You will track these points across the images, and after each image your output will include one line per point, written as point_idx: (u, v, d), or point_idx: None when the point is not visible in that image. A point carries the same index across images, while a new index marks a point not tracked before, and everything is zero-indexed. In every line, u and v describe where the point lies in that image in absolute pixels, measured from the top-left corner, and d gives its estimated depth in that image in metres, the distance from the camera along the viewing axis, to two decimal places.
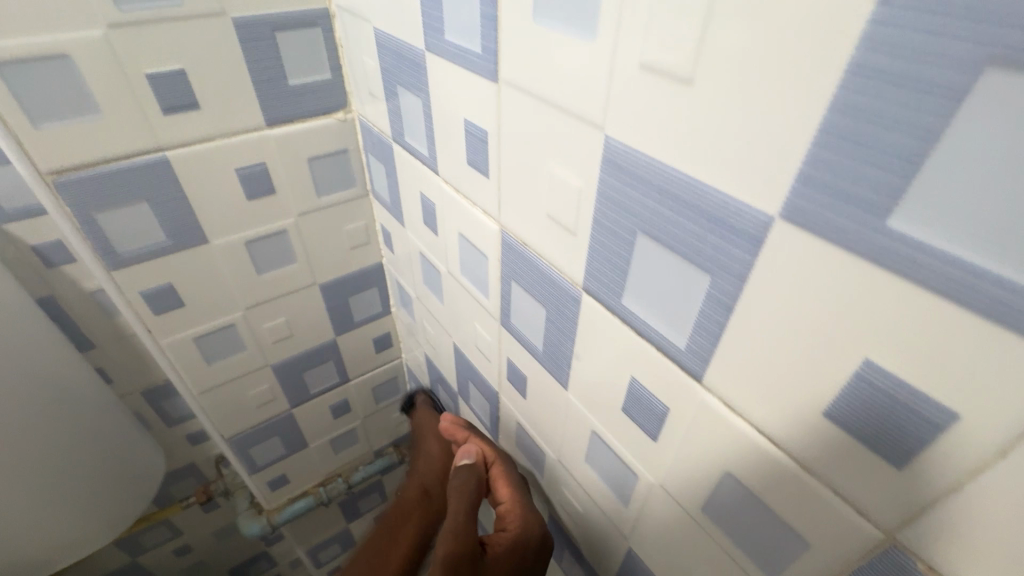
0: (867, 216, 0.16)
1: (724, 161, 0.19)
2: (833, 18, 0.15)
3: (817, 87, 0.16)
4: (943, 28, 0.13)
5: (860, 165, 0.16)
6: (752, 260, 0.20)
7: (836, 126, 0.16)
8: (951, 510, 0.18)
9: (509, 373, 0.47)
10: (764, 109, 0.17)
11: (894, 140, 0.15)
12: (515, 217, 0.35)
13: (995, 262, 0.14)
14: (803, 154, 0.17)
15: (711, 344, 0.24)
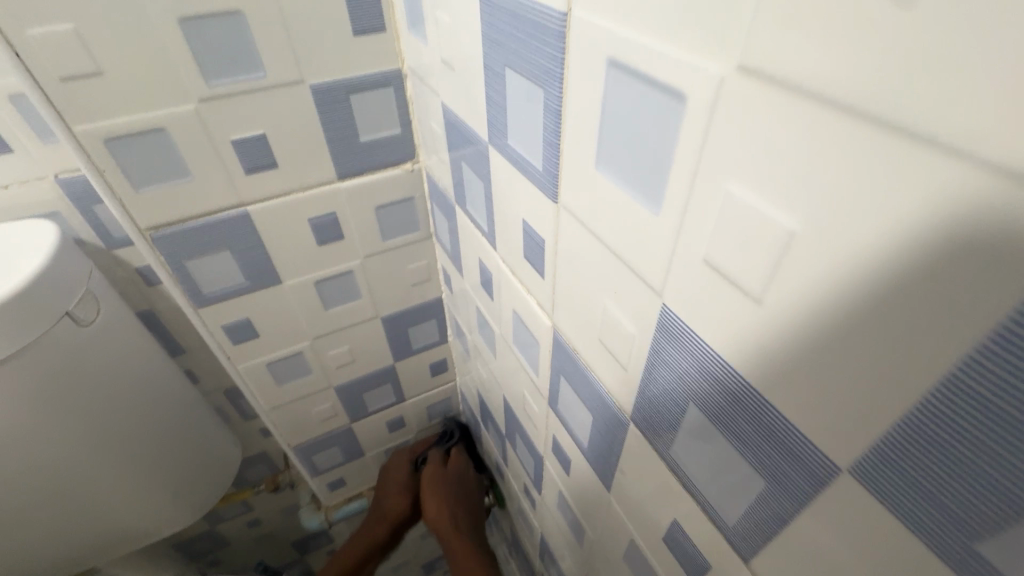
0: (953, 522, 0.15)
1: (797, 393, 0.18)
2: (934, 337, 0.13)
3: (909, 387, 0.15)
4: None
5: (949, 477, 0.15)
6: (819, 490, 0.19)
7: (930, 434, 0.15)
8: None
9: (555, 448, 0.47)
10: (845, 373, 0.16)
11: (992, 478, 0.14)
12: (568, 324, 0.34)
13: None
14: (885, 438, 0.16)
15: (763, 536, 0.23)
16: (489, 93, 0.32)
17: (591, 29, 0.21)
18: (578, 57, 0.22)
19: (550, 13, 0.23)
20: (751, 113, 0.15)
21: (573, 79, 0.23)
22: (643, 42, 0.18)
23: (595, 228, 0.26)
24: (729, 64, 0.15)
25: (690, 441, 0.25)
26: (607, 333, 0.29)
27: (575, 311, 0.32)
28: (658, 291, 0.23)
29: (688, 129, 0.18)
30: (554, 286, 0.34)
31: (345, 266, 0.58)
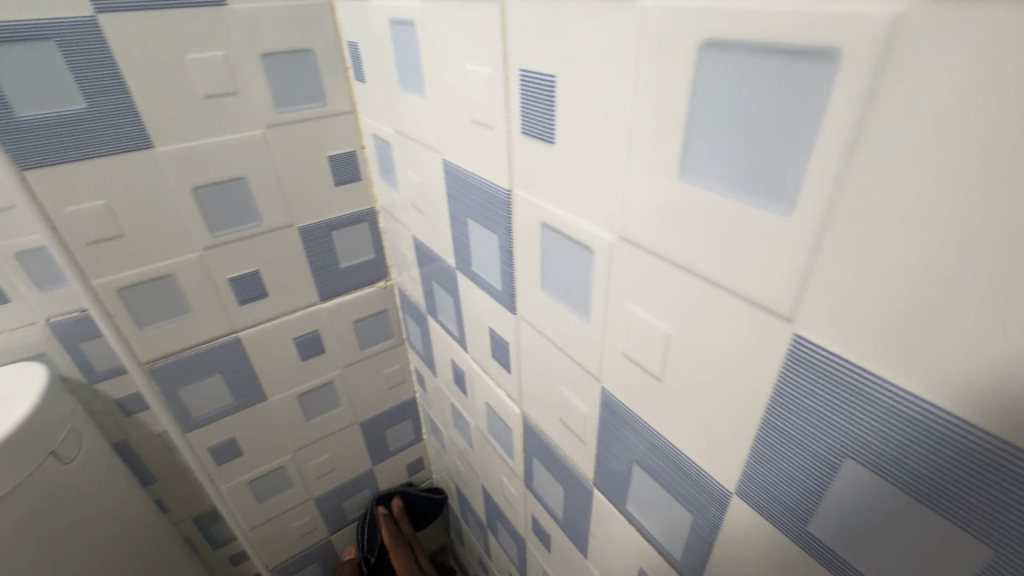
0: (794, 523, 0.22)
1: (685, 440, 0.26)
2: (737, 391, 0.22)
3: (736, 423, 0.22)
4: (806, 432, 0.20)
5: (774, 486, 0.22)
6: (715, 507, 0.26)
7: (755, 456, 0.22)
8: None
9: (534, 527, 0.51)
10: (705, 419, 0.24)
11: (794, 484, 0.21)
12: (533, 410, 0.41)
13: (858, 565, 0.20)
14: (737, 464, 0.23)
15: (692, 553, 0.29)
16: (455, 234, 0.41)
17: (526, 201, 0.30)
18: (520, 218, 0.32)
19: (498, 188, 0.33)
20: (634, 260, 0.24)
21: (519, 231, 0.32)
22: (561, 214, 0.28)
23: (547, 333, 0.34)
24: (615, 232, 0.24)
25: (641, 493, 0.31)
26: (566, 412, 0.36)
27: (540, 398, 0.39)
28: (598, 377, 0.30)
29: (597, 268, 0.27)
30: (518, 379, 0.41)
31: (326, 378, 0.63)
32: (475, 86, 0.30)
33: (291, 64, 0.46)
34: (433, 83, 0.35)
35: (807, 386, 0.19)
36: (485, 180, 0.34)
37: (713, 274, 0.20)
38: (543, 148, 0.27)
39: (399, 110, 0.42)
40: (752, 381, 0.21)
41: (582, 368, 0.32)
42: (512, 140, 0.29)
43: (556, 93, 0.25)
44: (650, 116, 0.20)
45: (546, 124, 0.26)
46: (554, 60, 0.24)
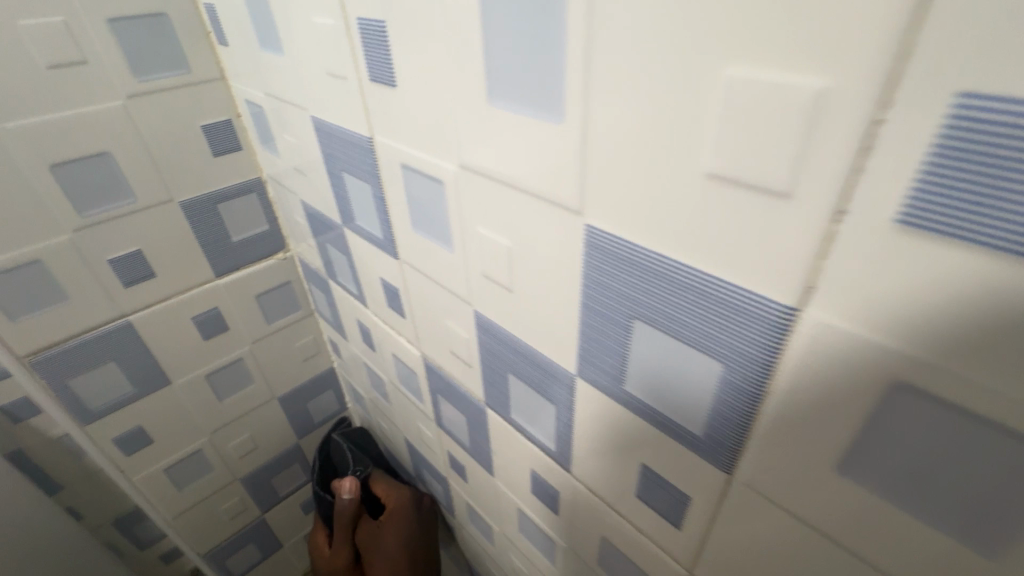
0: (615, 388, 0.27)
1: (538, 341, 0.30)
2: (561, 284, 0.26)
3: (564, 313, 0.27)
4: (605, 306, 0.24)
5: (597, 360, 0.27)
6: (567, 393, 0.30)
7: (581, 337, 0.27)
8: (700, 547, 0.27)
9: (451, 462, 0.55)
10: (546, 316, 0.28)
11: (608, 353, 0.25)
12: (430, 349, 0.44)
13: (659, 410, 0.25)
14: (572, 350, 0.28)
15: (561, 440, 0.34)
16: (336, 190, 0.43)
17: (386, 146, 0.33)
18: (384, 163, 0.34)
19: (361, 137, 0.35)
20: (473, 185, 0.27)
21: (385, 176, 0.35)
22: (413, 153, 0.30)
23: (425, 270, 0.37)
24: (455, 162, 0.28)
25: (518, 400, 0.36)
26: (454, 343, 0.39)
27: (432, 336, 0.42)
28: (469, 302, 0.34)
29: (449, 198, 0.30)
30: (413, 322, 0.44)
31: (234, 356, 0.63)
32: (324, 37, 0.32)
33: (143, 29, 0.44)
34: (289, 40, 0.36)
35: (596, 264, 0.23)
36: (349, 131, 0.35)
37: (525, 185, 0.24)
38: (389, 92, 0.29)
39: (265, 70, 0.42)
40: (567, 272, 0.25)
41: (457, 296, 0.35)
42: (364, 88, 0.31)
43: (389, 39, 0.27)
44: (460, 49, 0.23)
45: (387, 69, 0.28)
46: (382, 7, 0.26)
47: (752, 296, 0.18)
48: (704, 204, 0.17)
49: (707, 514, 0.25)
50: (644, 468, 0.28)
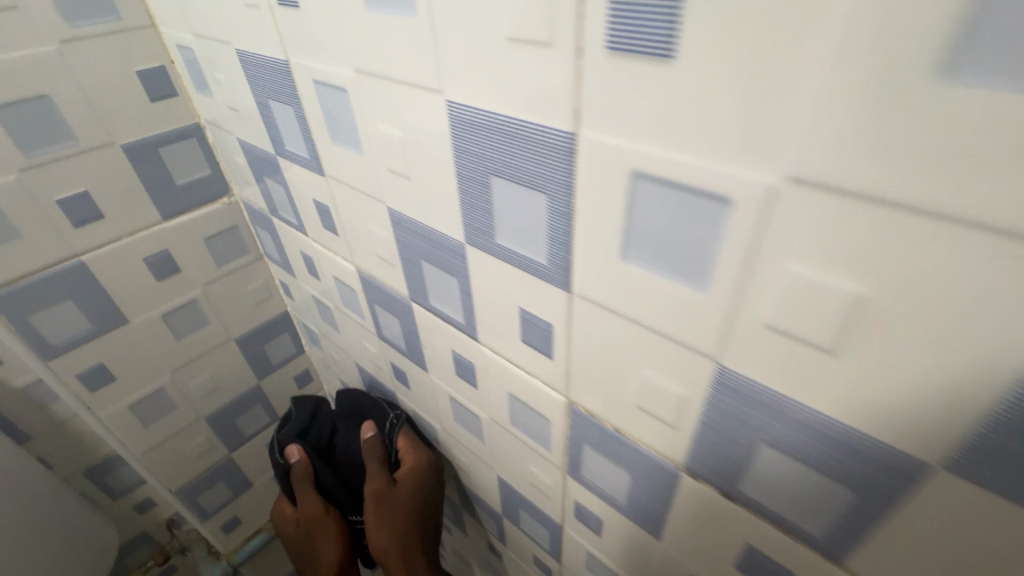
0: (489, 244, 0.33)
1: (434, 221, 0.37)
2: (439, 161, 0.32)
3: (446, 187, 0.33)
4: (468, 170, 0.31)
5: (473, 223, 0.33)
6: (462, 264, 0.37)
7: (460, 205, 0.33)
8: (566, 367, 0.35)
9: (396, 372, 0.61)
10: (435, 195, 0.35)
11: (477, 213, 0.32)
12: (362, 260, 0.50)
13: (518, 252, 0.32)
14: (457, 220, 0.34)
15: (467, 312, 0.41)
16: (266, 120, 0.48)
17: (299, 66, 0.38)
18: (300, 83, 0.39)
19: (278, 62, 0.40)
20: (367, 87, 0.33)
21: (303, 96, 0.40)
22: (320, 68, 0.36)
23: (346, 180, 0.43)
24: (351, 69, 0.34)
25: (431, 284, 0.42)
26: (378, 246, 0.45)
27: (361, 245, 0.48)
28: (382, 200, 0.40)
29: (352, 104, 0.36)
30: (345, 237, 0.50)
31: (188, 297, 0.68)
32: None
33: None
34: None
35: (455, 134, 0.30)
36: (268, 58, 0.41)
37: (400, 77, 0.30)
38: (293, 14, 0.35)
39: (191, 11, 0.46)
40: (440, 148, 0.31)
41: (373, 198, 0.41)
42: (274, 14, 0.37)
43: None
44: None
45: None
46: None
47: (549, 131, 0.25)
48: (506, 62, 0.24)
49: (563, 332, 0.33)
50: (522, 311, 0.35)
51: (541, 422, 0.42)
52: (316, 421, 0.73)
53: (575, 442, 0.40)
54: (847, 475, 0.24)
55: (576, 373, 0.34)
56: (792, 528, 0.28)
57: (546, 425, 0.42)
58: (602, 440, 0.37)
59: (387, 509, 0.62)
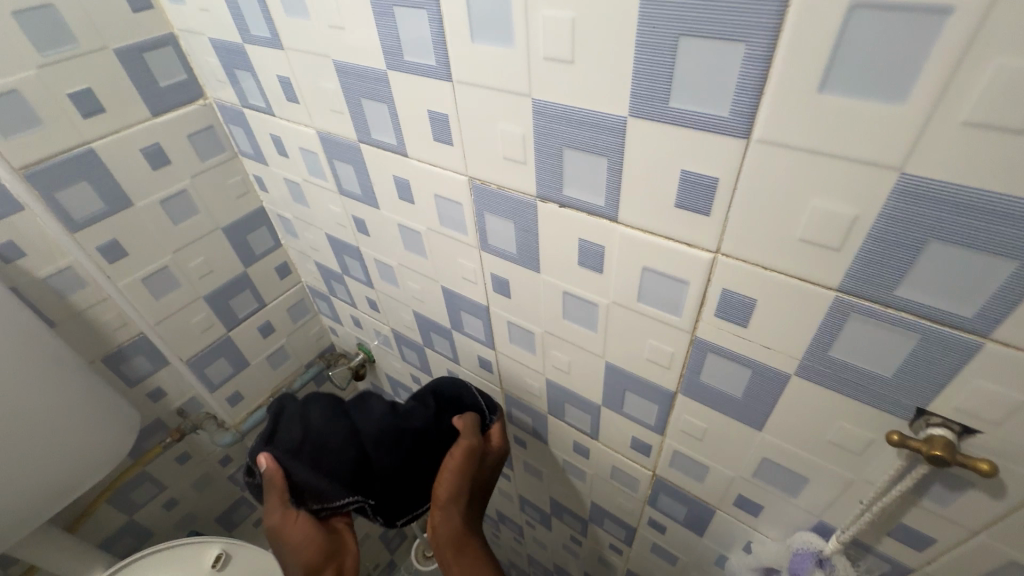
0: (399, 65, 0.51)
1: (364, 58, 0.53)
2: (360, 5, 0.49)
3: (366, 26, 0.50)
4: (378, 8, 0.48)
5: (388, 50, 0.50)
6: (387, 90, 0.54)
7: (378, 37, 0.50)
8: (461, 149, 0.53)
9: (357, 225, 0.78)
10: (361, 35, 0.51)
11: (389, 40, 0.50)
12: (319, 120, 0.66)
13: (417, 63, 0.49)
14: (377, 51, 0.51)
15: (396, 132, 0.58)
16: (234, 11, 0.63)
17: None
18: None
19: None
20: None
21: None
22: None
23: (300, 46, 0.59)
24: None
25: (370, 119, 0.59)
26: (330, 99, 0.62)
27: (318, 105, 0.64)
28: (328, 55, 0.57)
29: None
30: (305, 103, 0.66)
31: (179, 187, 0.82)
32: None
33: None
34: None
35: None
36: None
37: None
38: None
39: None
40: None
41: (321, 56, 0.57)
42: None
43: None
44: None
45: None
46: None
47: None
48: None
49: (455, 119, 0.50)
50: (430, 112, 0.52)
51: (457, 210, 0.60)
52: (279, 430, 0.75)
53: (479, 215, 0.58)
54: (599, 148, 0.42)
55: (467, 150, 0.52)
56: (594, 210, 0.47)
57: (460, 211, 0.60)
58: (493, 201, 0.55)
59: (470, 463, 0.77)
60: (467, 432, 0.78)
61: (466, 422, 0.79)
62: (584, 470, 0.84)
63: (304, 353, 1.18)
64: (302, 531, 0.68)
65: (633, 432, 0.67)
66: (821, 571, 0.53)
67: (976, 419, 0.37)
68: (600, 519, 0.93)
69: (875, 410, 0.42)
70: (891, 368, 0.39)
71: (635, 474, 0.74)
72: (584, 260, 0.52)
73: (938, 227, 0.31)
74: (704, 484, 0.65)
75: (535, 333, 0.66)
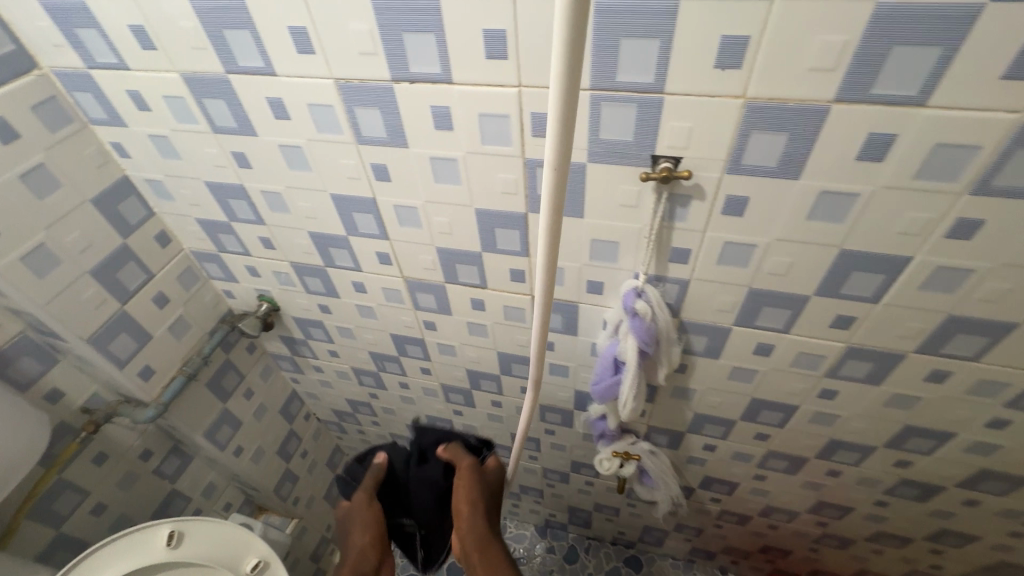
0: None
1: None
2: None
3: None
4: None
5: None
6: (247, 17, 0.66)
7: None
8: (323, 55, 0.68)
9: (237, 160, 0.88)
10: None
11: None
12: (183, 62, 0.75)
13: None
14: None
15: (262, 54, 0.70)
16: None
17: None
18: None
19: None
20: None
21: None
22: None
23: None
24: None
25: (234, 48, 0.71)
26: (191, 36, 0.71)
27: (179, 47, 0.73)
28: None
29: None
30: (165, 48, 0.74)
31: (36, 161, 0.83)
32: None
33: None
34: None
35: None
36: None
37: None
38: None
39: None
40: None
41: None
42: None
43: None
44: None
45: None
46: None
47: None
48: None
49: (313, 29, 0.65)
50: (290, 28, 0.66)
51: (328, 114, 0.75)
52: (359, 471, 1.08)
53: (349, 111, 0.73)
54: (426, 28, 0.61)
55: (328, 54, 0.67)
56: (435, 79, 0.66)
57: (332, 114, 0.75)
58: (358, 95, 0.71)
59: (476, 478, 1.00)
60: (461, 458, 1.03)
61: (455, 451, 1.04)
62: (484, 324, 1.06)
63: (203, 320, 1.22)
64: (372, 514, 0.98)
65: (508, 265, 0.90)
66: (641, 300, 0.82)
67: (677, 150, 0.64)
68: (508, 366, 1.17)
69: (633, 167, 0.68)
70: (630, 133, 0.64)
71: (519, 304, 0.98)
72: (438, 123, 0.71)
73: (622, 29, 0.56)
74: (564, 285, 0.90)
75: (417, 206, 0.85)
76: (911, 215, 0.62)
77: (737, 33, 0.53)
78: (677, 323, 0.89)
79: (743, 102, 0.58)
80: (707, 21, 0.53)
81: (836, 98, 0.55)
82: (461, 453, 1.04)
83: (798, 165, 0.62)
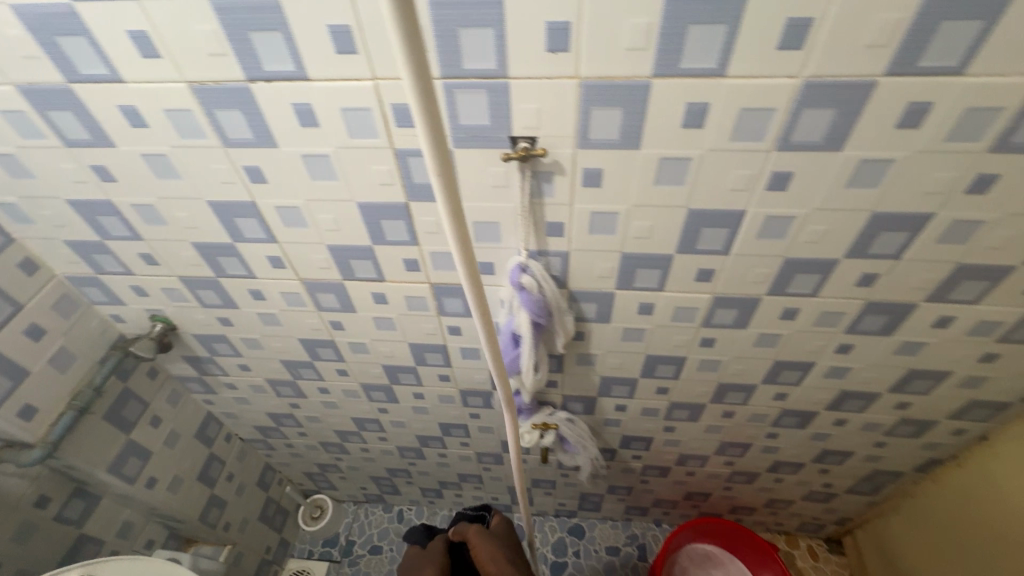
0: None
1: None
2: None
3: None
4: None
5: None
6: (78, 22, 0.64)
7: None
8: (170, 58, 0.66)
9: (98, 174, 0.84)
10: None
11: None
12: (17, 74, 0.70)
13: None
14: None
15: (104, 60, 0.68)
16: None
17: None
18: None
19: None
20: None
21: None
22: None
23: None
24: None
25: (73, 56, 0.68)
26: (20, 46, 0.67)
27: (9, 57, 0.69)
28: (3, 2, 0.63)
29: None
30: None
31: None
32: None
33: None
34: None
35: None
36: None
37: None
38: None
39: None
40: None
41: None
42: None
43: None
44: None
45: None
46: None
47: None
48: None
49: (153, 32, 0.64)
50: (129, 32, 0.64)
51: (188, 119, 0.74)
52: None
53: (210, 114, 0.73)
54: (270, 26, 0.62)
55: (176, 57, 0.66)
56: (291, 77, 0.67)
57: (193, 118, 0.73)
58: (216, 97, 0.70)
59: (486, 536, 1.03)
60: (467, 529, 1.05)
61: (460, 528, 1.08)
62: (391, 316, 1.08)
63: (91, 348, 1.15)
64: None
65: (401, 255, 0.92)
66: (525, 275, 0.87)
67: (531, 130, 0.69)
68: (422, 356, 1.19)
69: (496, 149, 0.72)
70: (486, 117, 0.69)
71: (420, 293, 1.00)
72: (303, 120, 0.72)
73: (458, 19, 0.59)
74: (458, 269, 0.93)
75: (298, 205, 0.85)
76: (735, 173, 0.71)
77: (559, 18, 0.58)
78: (566, 293, 0.95)
79: (577, 81, 0.63)
80: (531, 9, 0.57)
81: (654, 73, 0.62)
82: (465, 526, 1.08)
83: (637, 135, 0.68)
